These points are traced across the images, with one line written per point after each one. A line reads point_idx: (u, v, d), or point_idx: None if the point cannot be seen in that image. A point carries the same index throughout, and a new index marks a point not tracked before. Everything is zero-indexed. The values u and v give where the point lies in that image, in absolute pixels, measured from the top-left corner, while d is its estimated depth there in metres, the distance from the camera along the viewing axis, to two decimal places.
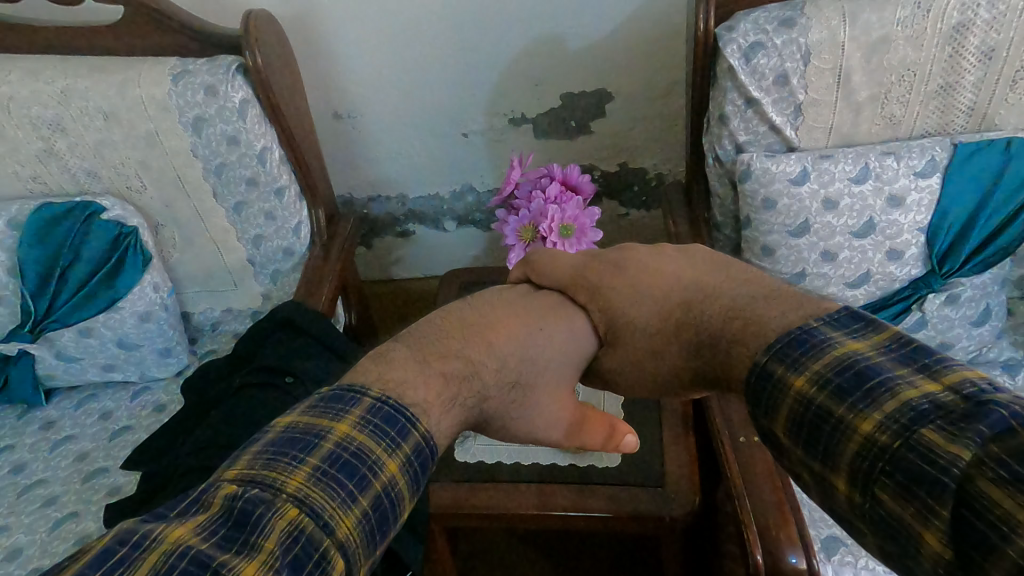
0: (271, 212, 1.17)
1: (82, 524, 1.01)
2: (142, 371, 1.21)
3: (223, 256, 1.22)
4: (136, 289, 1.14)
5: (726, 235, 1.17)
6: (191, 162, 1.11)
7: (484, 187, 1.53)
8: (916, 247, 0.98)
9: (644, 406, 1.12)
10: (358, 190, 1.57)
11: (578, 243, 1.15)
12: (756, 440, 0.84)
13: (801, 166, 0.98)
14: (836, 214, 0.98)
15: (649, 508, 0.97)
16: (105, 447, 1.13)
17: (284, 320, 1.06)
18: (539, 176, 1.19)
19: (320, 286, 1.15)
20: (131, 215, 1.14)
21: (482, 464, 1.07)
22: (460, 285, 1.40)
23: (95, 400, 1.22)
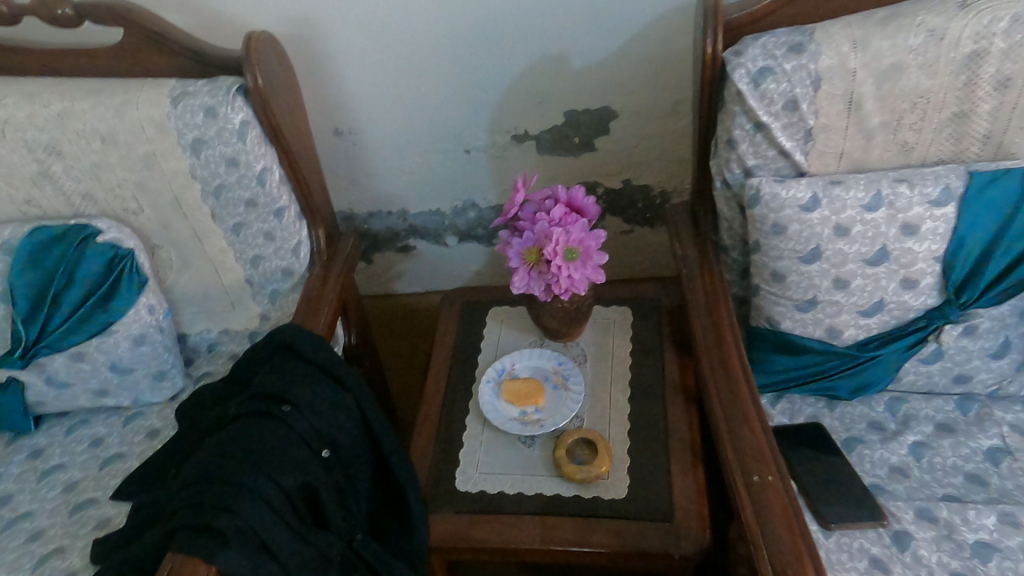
0: (270, 232, 1.16)
1: (69, 560, 0.97)
2: (135, 397, 1.18)
3: (221, 277, 1.19)
4: (132, 312, 1.12)
5: (734, 259, 1.16)
6: (190, 185, 1.09)
7: (486, 204, 1.52)
8: (931, 277, 0.96)
9: (650, 428, 1.09)
10: (358, 205, 1.55)
11: (583, 266, 1.13)
12: (772, 480, 0.81)
13: (811, 192, 0.96)
14: (848, 241, 0.97)
15: (656, 545, 0.95)
16: (95, 476, 1.09)
17: (283, 345, 1.05)
18: (543, 198, 1.17)
19: (319, 310, 1.14)
20: (127, 237, 1.12)
21: (483, 494, 1.03)
22: (462, 306, 1.37)
23: (86, 425, 1.18)
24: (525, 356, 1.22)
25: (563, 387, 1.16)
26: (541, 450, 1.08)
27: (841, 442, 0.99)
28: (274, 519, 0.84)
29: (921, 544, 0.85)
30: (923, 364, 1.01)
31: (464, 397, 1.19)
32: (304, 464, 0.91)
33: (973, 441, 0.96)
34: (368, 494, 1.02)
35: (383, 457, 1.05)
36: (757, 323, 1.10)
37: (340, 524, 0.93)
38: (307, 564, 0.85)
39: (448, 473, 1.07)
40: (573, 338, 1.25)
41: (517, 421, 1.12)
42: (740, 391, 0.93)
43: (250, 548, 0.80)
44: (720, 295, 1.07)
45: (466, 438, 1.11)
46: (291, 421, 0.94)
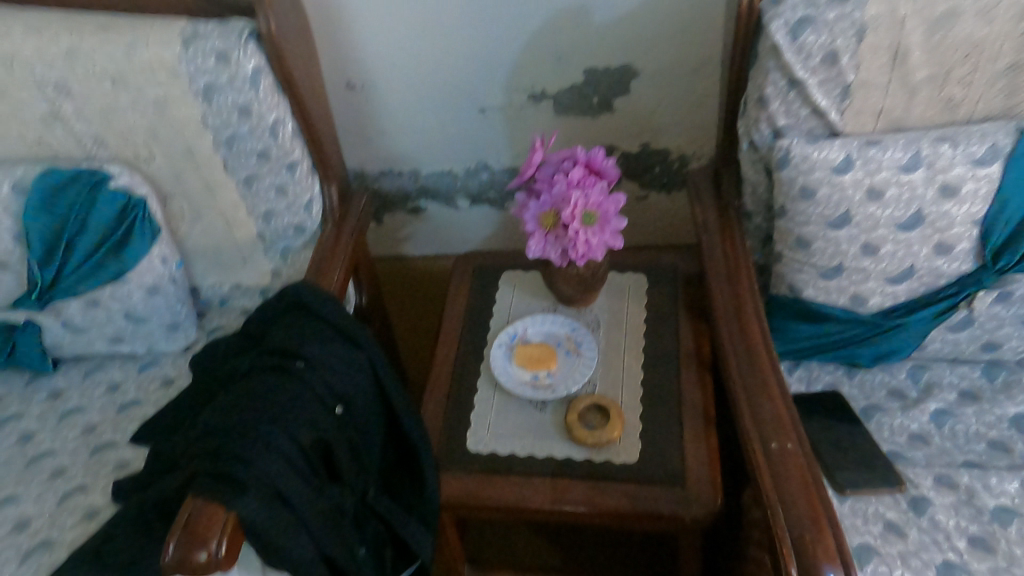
0: (283, 186, 1.13)
1: (90, 497, 0.99)
2: (150, 345, 1.18)
3: (233, 231, 1.18)
4: (144, 262, 1.11)
5: (757, 225, 1.13)
6: (202, 133, 1.06)
7: (499, 165, 1.48)
8: (967, 241, 0.93)
9: (664, 395, 1.08)
10: (370, 163, 1.52)
11: (601, 231, 1.10)
12: (790, 447, 0.80)
13: (845, 153, 0.93)
14: (880, 205, 0.93)
15: (668, 509, 0.94)
16: (112, 420, 1.10)
17: (295, 302, 1.04)
18: (562, 159, 1.13)
19: (332, 267, 1.12)
20: (139, 184, 1.10)
21: (494, 455, 1.03)
22: (475, 269, 1.34)
23: (102, 370, 1.19)
24: (537, 322, 1.20)
25: (575, 353, 1.15)
26: (553, 414, 1.08)
27: (860, 410, 0.98)
28: (290, 470, 0.84)
29: (938, 509, 0.84)
30: (950, 333, 0.99)
31: (476, 360, 1.18)
32: (317, 419, 0.91)
33: (998, 408, 0.94)
34: (379, 451, 1.02)
35: (395, 416, 1.04)
36: (777, 290, 1.08)
37: (353, 478, 0.94)
38: (321, 516, 0.86)
39: (459, 435, 1.07)
40: (586, 305, 1.23)
41: (529, 386, 1.11)
42: (759, 359, 0.91)
43: (265, 498, 0.80)
44: (741, 261, 1.04)
45: (477, 401, 1.11)
46: (303, 376, 0.93)
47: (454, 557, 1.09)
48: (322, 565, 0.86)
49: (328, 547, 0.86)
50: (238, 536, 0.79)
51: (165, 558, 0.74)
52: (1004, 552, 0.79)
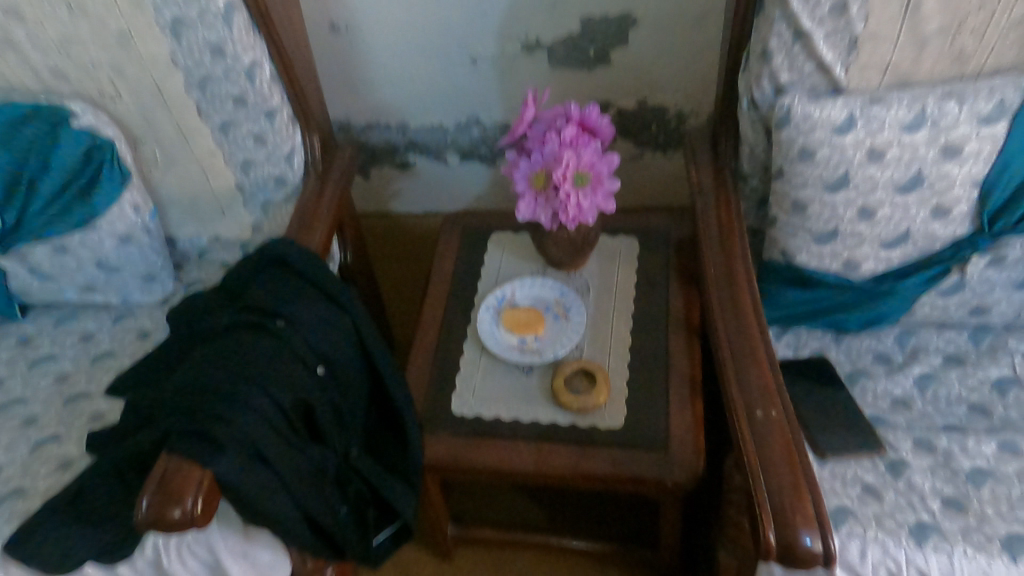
0: (261, 136, 1.08)
1: (64, 447, 0.97)
2: (124, 296, 1.15)
3: (209, 180, 1.13)
4: (115, 209, 1.06)
5: (753, 187, 1.09)
6: (172, 72, 1.00)
7: (491, 121, 1.42)
8: (966, 204, 0.91)
9: (652, 359, 1.07)
10: (356, 114, 1.46)
11: (593, 193, 1.06)
12: (775, 415, 0.79)
13: (847, 112, 0.89)
14: (880, 166, 0.90)
15: (650, 473, 0.94)
16: (86, 370, 1.08)
17: (274, 259, 1.00)
18: (555, 116, 1.08)
19: (316, 221, 1.08)
20: (105, 125, 1.04)
21: (479, 418, 1.02)
22: (463, 229, 1.31)
23: (74, 319, 1.16)
24: (526, 285, 1.17)
25: (563, 317, 1.13)
26: (539, 378, 1.06)
27: (844, 375, 0.98)
28: (268, 429, 0.82)
29: (915, 472, 0.84)
30: (941, 298, 0.98)
31: (463, 321, 1.15)
32: (299, 379, 0.89)
33: (981, 372, 0.94)
34: (364, 411, 1.01)
35: (380, 378, 1.02)
36: (770, 255, 1.06)
37: (336, 439, 0.92)
38: (301, 475, 0.85)
39: (443, 397, 1.05)
40: (576, 268, 1.20)
41: (516, 349, 1.09)
42: (748, 325, 0.90)
43: (241, 456, 0.79)
44: (734, 226, 1.01)
45: (463, 363, 1.09)
46: (284, 335, 0.90)
47: (438, 513, 1.10)
48: (302, 523, 0.86)
49: (309, 507, 0.86)
50: (215, 497, 0.78)
51: (140, 510, 0.73)
52: (976, 511, 0.79)
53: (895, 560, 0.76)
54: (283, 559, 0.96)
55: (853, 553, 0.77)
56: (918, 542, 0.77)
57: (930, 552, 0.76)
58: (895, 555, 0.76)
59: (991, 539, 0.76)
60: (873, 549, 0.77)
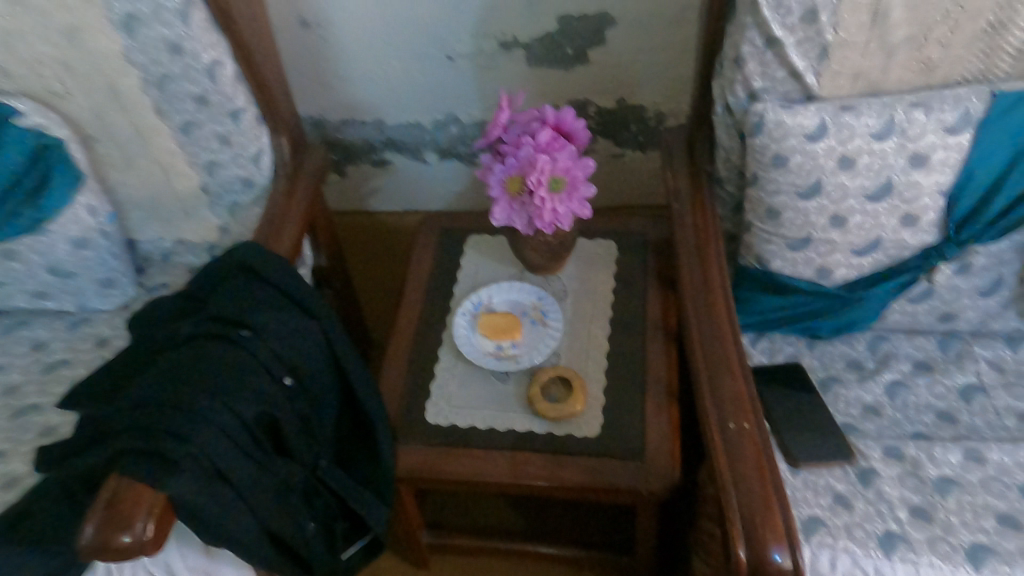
0: (226, 137, 1.04)
1: (10, 465, 0.93)
2: (80, 301, 1.11)
3: (171, 183, 1.08)
4: (68, 212, 1.02)
5: (728, 192, 1.09)
6: (126, 70, 0.96)
7: (469, 119, 1.40)
8: (933, 213, 0.92)
9: (628, 366, 1.06)
10: (330, 112, 1.42)
11: (569, 198, 1.05)
12: (747, 427, 0.79)
13: (818, 119, 0.89)
14: (851, 174, 0.91)
15: (625, 482, 0.94)
16: (38, 380, 1.04)
17: (241, 265, 0.97)
18: (530, 119, 1.07)
19: (285, 224, 1.05)
20: (55, 125, 0.99)
21: (452, 429, 1.00)
22: (439, 233, 1.28)
23: (26, 326, 1.12)
24: (503, 290, 1.15)
25: (541, 323, 1.12)
26: (515, 385, 1.05)
27: (817, 382, 0.98)
28: (231, 445, 0.80)
29: (884, 481, 0.85)
30: (910, 304, 0.99)
31: (438, 328, 1.14)
32: (265, 392, 0.86)
33: (948, 380, 0.96)
34: (333, 421, 0.99)
35: (351, 387, 1.00)
36: (745, 261, 1.06)
37: (303, 452, 0.90)
38: (266, 491, 0.83)
39: (416, 405, 1.04)
40: (554, 272, 1.19)
41: (492, 356, 1.08)
42: (722, 335, 0.89)
43: (202, 474, 0.76)
44: (709, 233, 1.01)
45: (438, 370, 1.07)
46: (250, 347, 0.88)
47: (413, 524, 1.09)
48: (264, 540, 0.84)
49: (272, 524, 0.84)
50: (168, 517, 0.75)
51: (83, 538, 0.69)
52: (942, 521, 0.80)
53: (863, 570, 0.78)
54: (248, 570, 0.94)
55: (823, 563, 0.79)
56: (885, 551, 0.78)
57: (898, 561, 0.77)
58: (863, 564, 0.78)
59: (956, 549, 0.78)
60: (843, 559, 0.78)
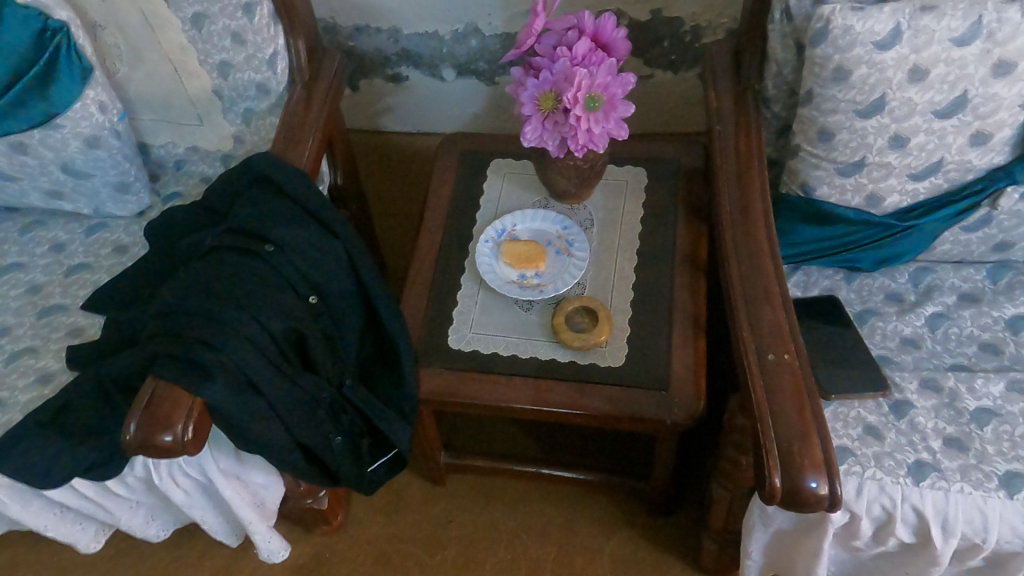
0: (239, 33, 0.96)
1: (41, 361, 0.93)
2: (95, 206, 1.07)
3: (182, 82, 1.02)
4: (77, 107, 0.96)
5: (775, 112, 1.01)
6: None
7: (491, 30, 1.29)
8: (1008, 129, 0.85)
9: (655, 295, 1.03)
10: (342, 15, 1.31)
11: (606, 118, 0.97)
12: (786, 358, 0.77)
13: (893, 23, 0.80)
14: (921, 88, 0.83)
15: (650, 411, 0.93)
16: (60, 282, 1.03)
17: (260, 176, 0.93)
18: (566, 27, 0.97)
19: (303, 135, 0.99)
20: (57, 6, 0.93)
21: (476, 352, 0.99)
22: (460, 154, 1.22)
23: (42, 228, 1.09)
24: (527, 217, 1.11)
25: (566, 253, 1.08)
26: (540, 314, 1.03)
27: (854, 315, 0.95)
28: (259, 357, 0.79)
29: (919, 412, 0.84)
30: (963, 234, 0.94)
31: (460, 252, 1.10)
32: (289, 307, 0.84)
33: (996, 311, 0.92)
34: (358, 341, 0.97)
35: (374, 308, 0.97)
36: (788, 188, 1.00)
37: (329, 368, 0.90)
38: (295, 403, 0.83)
39: (440, 326, 1.02)
40: (581, 200, 1.13)
41: (516, 285, 1.05)
42: (763, 263, 0.85)
43: (233, 383, 0.76)
44: (754, 157, 0.94)
45: (460, 298, 1.04)
46: (272, 261, 0.84)
47: (431, 442, 1.10)
48: (297, 451, 0.85)
49: (301, 433, 0.85)
50: (206, 423, 0.76)
51: (127, 437, 0.71)
52: (977, 450, 0.80)
53: (890, 497, 0.78)
54: (275, 478, 0.97)
55: (849, 490, 0.79)
56: (915, 479, 0.78)
57: (927, 489, 0.77)
58: (891, 491, 0.78)
59: (989, 477, 0.77)
60: (869, 487, 0.78)
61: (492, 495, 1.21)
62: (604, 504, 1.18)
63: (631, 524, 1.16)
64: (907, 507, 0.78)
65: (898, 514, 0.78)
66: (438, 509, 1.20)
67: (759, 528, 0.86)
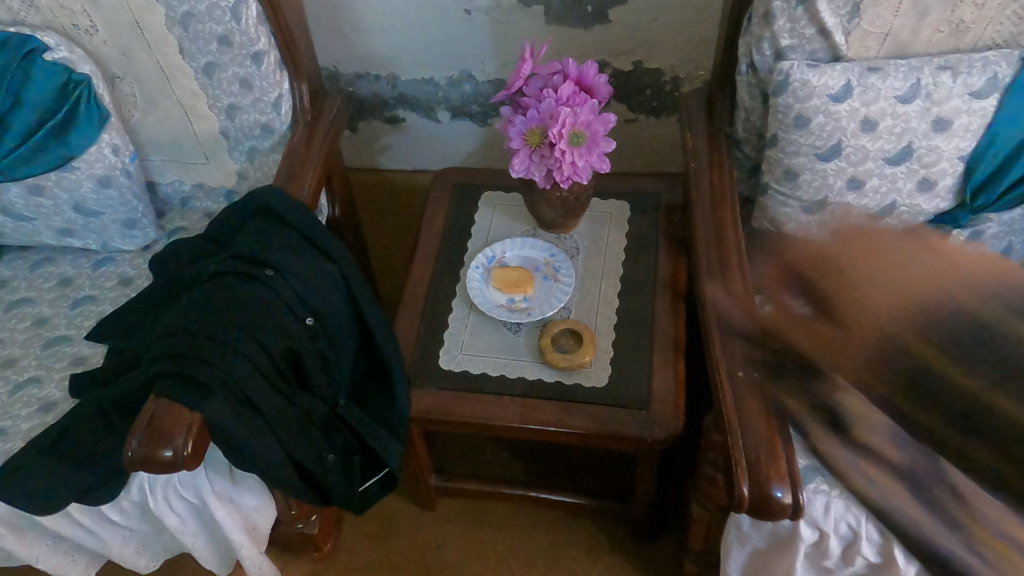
0: (247, 80, 1.04)
1: (45, 390, 0.97)
2: (104, 241, 1.13)
3: (192, 124, 1.10)
4: (93, 149, 1.03)
5: (745, 154, 1.09)
6: (151, 7, 0.96)
7: (484, 77, 1.39)
8: (951, 178, 0.93)
9: (636, 322, 1.08)
10: (344, 63, 1.41)
11: (588, 153, 1.05)
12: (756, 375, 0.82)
13: (844, 80, 0.90)
14: (872, 136, 0.92)
15: (631, 429, 0.97)
16: (66, 314, 1.07)
17: (262, 207, 0.99)
18: (552, 72, 1.05)
19: (304, 169, 1.06)
20: (81, 61, 1.00)
21: (467, 373, 1.03)
22: (454, 187, 1.29)
23: (52, 264, 1.14)
24: (516, 245, 1.17)
25: (553, 278, 1.14)
26: (527, 337, 1.07)
27: None
28: (258, 376, 0.83)
29: None
30: None
31: (450, 282, 1.15)
32: (287, 328, 0.88)
33: None
34: (352, 363, 1.01)
35: (369, 331, 1.02)
36: (759, 223, 1.07)
37: (324, 388, 0.94)
38: (290, 421, 0.87)
39: (430, 352, 1.06)
40: (567, 230, 1.20)
41: (504, 308, 1.10)
42: (734, 288, 0.91)
43: (231, 398, 0.79)
44: (726, 191, 1.01)
45: (451, 320, 1.09)
46: (273, 285, 0.89)
47: (422, 464, 1.12)
48: (291, 469, 0.88)
49: (295, 451, 0.88)
50: (205, 438, 0.79)
51: (129, 452, 0.74)
52: None
53: (855, 515, 0.81)
54: (267, 501, 0.99)
55: (817, 508, 0.82)
56: None
57: None
58: (855, 510, 0.81)
59: None
60: (836, 504, 0.82)
61: (480, 519, 1.22)
62: (589, 527, 1.20)
63: (617, 550, 1.17)
64: (871, 525, 0.81)
65: (862, 533, 0.81)
66: (426, 536, 1.21)
67: (736, 548, 0.90)
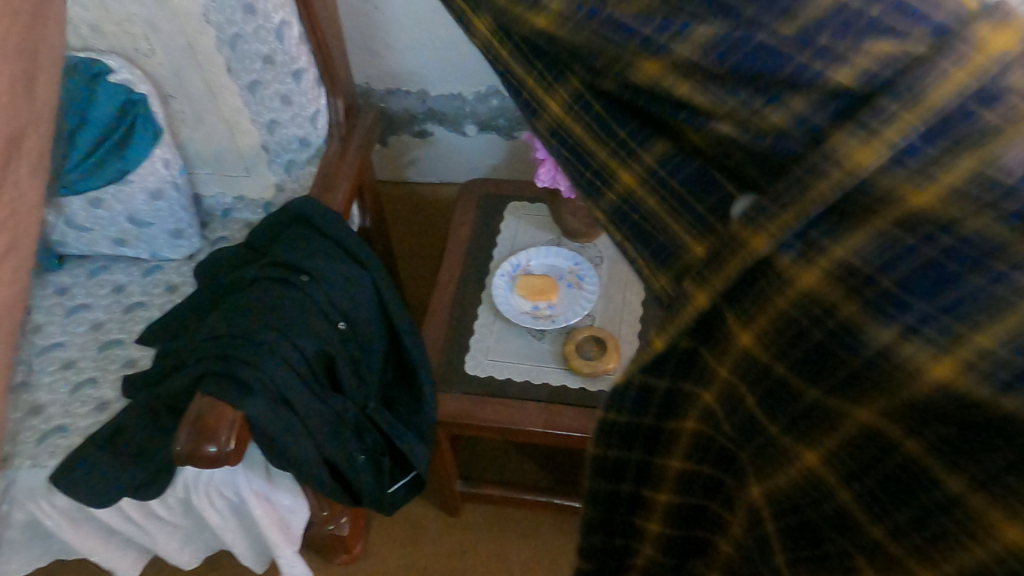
0: (287, 96, 1.10)
1: (101, 390, 1.02)
2: (154, 251, 1.19)
3: (235, 138, 1.16)
4: (147, 163, 1.10)
5: None
6: (203, 30, 1.01)
7: None
8: None
9: None
10: (375, 81, 1.44)
11: None
12: None
13: None
14: None
15: None
16: (119, 318, 1.13)
17: (298, 217, 1.03)
18: None
19: (336, 182, 1.10)
20: (140, 81, 1.07)
21: (492, 378, 1.06)
22: (479, 198, 1.31)
23: (107, 271, 1.20)
24: (540, 253, 1.19)
25: (577, 286, 1.16)
26: (551, 344, 1.10)
27: None
28: (295, 377, 0.86)
29: None
30: None
31: (477, 289, 1.17)
32: (321, 333, 0.92)
33: None
34: (381, 367, 1.05)
35: (396, 333, 1.06)
36: None
37: (355, 390, 0.97)
38: (324, 421, 0.90)
39: (458, 358, 1.09)
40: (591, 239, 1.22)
41: (529, 315, 1.12)
42: None
43: (270, 399, 0.83)
44: None
45: (477, 327, 1.12)
46: (308, 290, 0.93)
47: (449, 467, 1.14)
48: (323, 466, 0.91)
49: (331, 452, 0.91)
50: (246, 436, 0.82)
51: (177, 448, 0.77)
52: None
53: None
54: (301, 503, 1.01)
55: None
56: None
57: None
58: None
59: None
60: None
61: (505, 522, 1.24)
62: None
63: None
64: None
65: None
66: (452, 538, 1.24)
67: None
